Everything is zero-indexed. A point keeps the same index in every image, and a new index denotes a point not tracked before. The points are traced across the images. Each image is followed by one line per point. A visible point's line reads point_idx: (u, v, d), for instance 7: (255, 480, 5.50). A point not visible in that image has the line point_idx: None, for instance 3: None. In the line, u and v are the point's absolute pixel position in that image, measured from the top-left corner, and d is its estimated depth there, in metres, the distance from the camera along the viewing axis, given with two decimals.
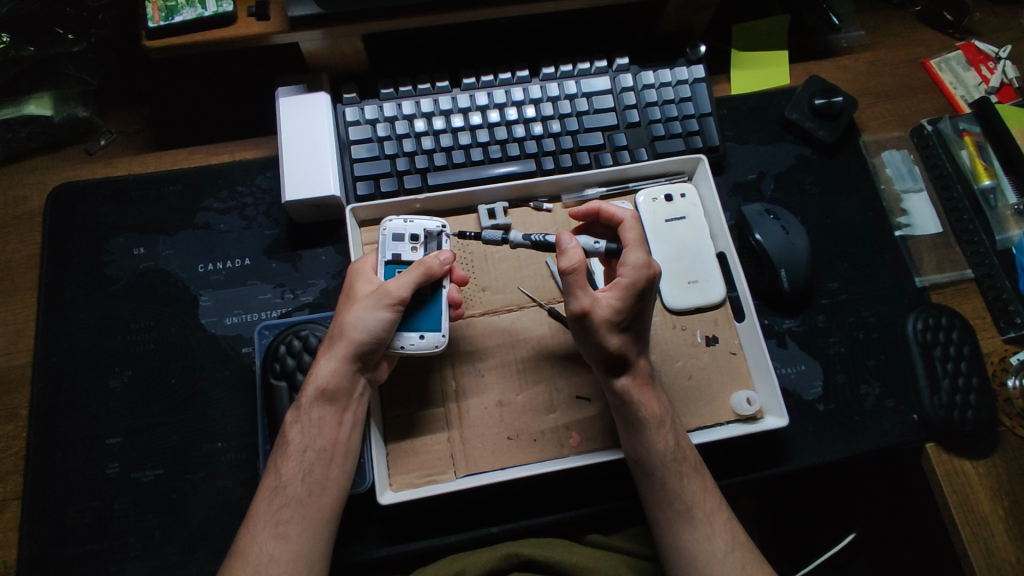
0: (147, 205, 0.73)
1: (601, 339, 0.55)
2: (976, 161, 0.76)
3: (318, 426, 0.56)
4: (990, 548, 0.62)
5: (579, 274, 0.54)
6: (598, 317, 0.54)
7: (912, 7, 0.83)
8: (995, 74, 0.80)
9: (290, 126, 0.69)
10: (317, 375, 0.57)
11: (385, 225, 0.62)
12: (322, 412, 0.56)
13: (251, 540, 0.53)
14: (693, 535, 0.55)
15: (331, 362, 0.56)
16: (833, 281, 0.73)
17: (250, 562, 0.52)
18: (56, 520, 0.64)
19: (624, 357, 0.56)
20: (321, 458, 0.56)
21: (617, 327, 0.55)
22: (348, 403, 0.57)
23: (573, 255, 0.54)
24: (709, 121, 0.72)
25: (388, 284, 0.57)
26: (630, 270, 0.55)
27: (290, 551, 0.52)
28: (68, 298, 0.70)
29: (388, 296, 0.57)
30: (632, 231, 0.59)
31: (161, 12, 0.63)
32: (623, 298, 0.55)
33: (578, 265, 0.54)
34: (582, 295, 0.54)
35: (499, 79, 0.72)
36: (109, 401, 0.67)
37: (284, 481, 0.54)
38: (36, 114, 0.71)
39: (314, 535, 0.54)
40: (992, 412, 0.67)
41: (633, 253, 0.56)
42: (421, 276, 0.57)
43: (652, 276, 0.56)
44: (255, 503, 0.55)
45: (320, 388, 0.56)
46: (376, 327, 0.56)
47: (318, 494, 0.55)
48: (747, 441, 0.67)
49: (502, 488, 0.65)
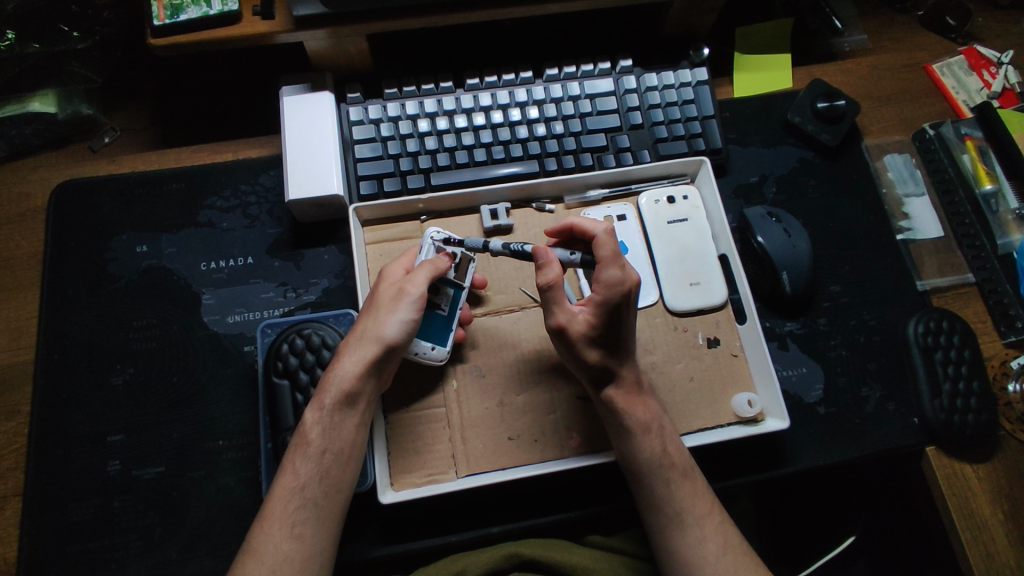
0: (149, 203, 0.73)
1: (579, 353, 0.56)
2: (977, 165, 0.75)
3: (342, 430, 0.56)
4: (990, 552, 0.62)
5: (556, 290, 0.55)
6: (575, 332, 0.56)
7: (914, 12, 0.84)
8: (997, 79, 0.80)
9: (294, 124, 0.69)
10: (339, 377, 0.56)
11: (432, 234, 0.65)
12: (347, 417, 0.56)
13: (265, 539, 0.52)
14: (683, 539, 0.55)
15: (357, 365, 0.56)
16: (834, 284, 0.73)
17: (265, 562, 0.51)
18: (56, 516, 0.64)
19: (606, 369, 0.57)
20: (339, 461, 0.55)
21: (596, 342, 0.56)
22: (366, 406, 0.57)
23: (551, 272, 0.55)
24: (711, 124, 0.73)
25: (413, 287, 0.58)
26: (602, 288, 0.54)
27: (304, 550, 0.53)
28: (70, 295, 0.70)
29: (416, 299, 0.57)
30: (606, 247, 0.56)
31: (166, 10, 0.63)
32: (596, 313, 0.55)
33: (555, 282, 0.55)
34: (559, 311, 0.56)
35: (503, 80, 0.72)
36: (110, 399, 0.67)
37: (302, 482, 0.54)
38: (41, 112, 0.71)
39: (326, 534, 0.54)
40: (992, 416, 0.67)
41: (607, 271, 0.54)
42: (433, 272, 0.59)
43: (630, 290, 0.54)
44: (268, 502, 0.54)
45: (346, 390, 0.55)
46: (405, 332, 0.57)
47: (333, 495, 0.55)
48: (747, 443, 0.68)
49: (502, 489, 0.65)
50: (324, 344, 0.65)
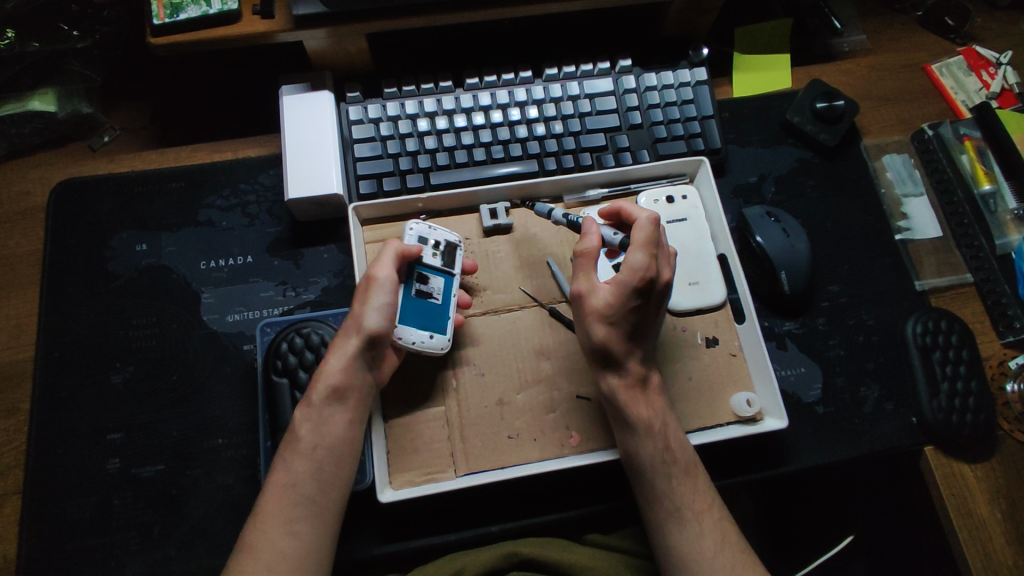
0: (148, 201, 0.73)
1: (588, 327, 0.56)
2: (976, 165, 0.76)
3: (332, 425, 0.56)
4: (988, 551, 0.62)
5: (586, 260, 0.57)
6: (589, 304, 0.55)
7: (913, 13, 0.84)
8: (996, 79, 0.80)
9: (294, 123, 0.69)
10: (326, 374, 0.56)
11: (411, 226, 0.63)
12: (336, 411, 0.56)
13: (261, 536, 0.52)
14: (682, 536, 0.55)
15: (340, 360, 0.56)
16: (833, 284, 0.73)
17: (261, 560, 0.51)
18: (55, 514, 0.64)
19: (609, 352, 0.56)
20: (332, 456, 0.55)
21: (608, 322, 0.55)
22: (356, 400, 0.57)
23: (587, 242, 0.58)
24: (710, 123, 0.73)
25: (378, 272, 0.58)
26: (626, 269, 0.54)
27: (300, 547, 0.52)
28: (70, 293, 0.70)
29: (386, 284, 0.58)
30: (643, 232, 0.56)
31: (166, 9, 0.64)
32: (617, 294, 0.54)
33: (587, 252, 0.57)
34: (584, 280, 0.57)
35: (502, 80, 0.73)
36: (109, 397, 0.67)
37: (296, 478, 0.54)
38: (41, 110, 0.72)
39: (322, 532, 0.54)
40: (990, 416, 0.67)
41: (634, 253, 0.54)
42: (396, 255, 0.59)
43: (650, 279, 0.54)
44: (263, 500, 0.54)
45: (332, 385, 0.56)
46: (382, 316, 0.57)
47: (327, 492, 0.54)
48: (745, 442, 0.68)
49: (502, 488, 0.65)
50: (323, 343, 0.65)
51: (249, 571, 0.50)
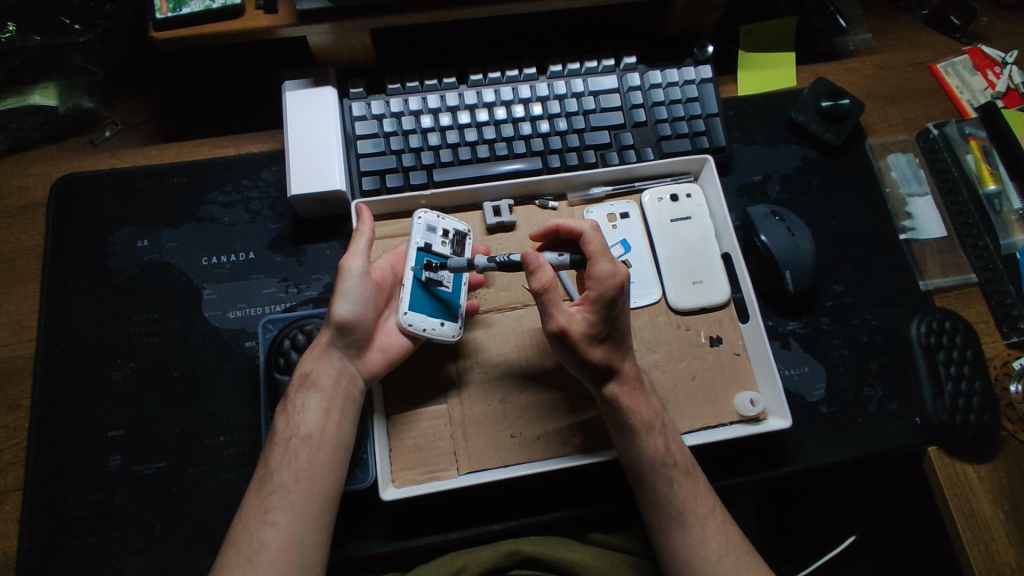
0: (150, 197, 0.72)
1: (583, 353, 0.55)
2: (982, 164, 0.75)
3: (305, 415, 0.57)
4: (991, 552, 0.62)
5: (551, 293, 0.54)
6: (575, 333, 0.55)
7: (919, 11, 0.83)
8: (1001, 79, 0.80)
9: (297, 118, 0.69)
10: (303, 365, 0.59)
11: (421, 215, 0.63)
12: (309, 400, 0.57)
13: (244, 529, 0.53)
14: (687, 539, 0.55)
15: (315, 350, 0.60)
16: (837, 283, 0.73)
17: (242, 551, 0.52)
18: (55, 511, 0.63)
19: (610, 365, 0.56)
20: (307, 447, 0.55)
21: (598, 339, 0.55)
22: (331, 389, 0.58)
23: (543, 275, 0.54)
24: (715, 122, 0.72)
25: (345, 260, 0.59)
26: (595, 284, 0.54)
27: (280, 538, 0.52)
28: (71, 289, 0.70)
29: (353, 271, 0.59)
30: (594, 242, 0.57)
31: (168, 4, 0.63)
32: (594, 310, 0.55)
33: (548, 284, 0.54)
34: (557, 313, 0.55)
35: (505, 77, 0.72)
36: (110, 394, 0.67)
37: (272, 470, 0.55)
38: (41, 105, 0.71)
39: (305, 523, 0.53)
40: (994, 417, 0.67)
41: (599, 265, 0.55)
42: (361, 241, 0.60)
43: (622, 284, 0.55)
44: (247, 496, 0.55)
45: (305, 374, 0.59)
46: (349, 305, 0.59)
47: (305, 482, 0.54)
48: (748, 442, 0.67)
49: (504, 486, 0.65)
50: None
51: (232, 565, 0.51)
